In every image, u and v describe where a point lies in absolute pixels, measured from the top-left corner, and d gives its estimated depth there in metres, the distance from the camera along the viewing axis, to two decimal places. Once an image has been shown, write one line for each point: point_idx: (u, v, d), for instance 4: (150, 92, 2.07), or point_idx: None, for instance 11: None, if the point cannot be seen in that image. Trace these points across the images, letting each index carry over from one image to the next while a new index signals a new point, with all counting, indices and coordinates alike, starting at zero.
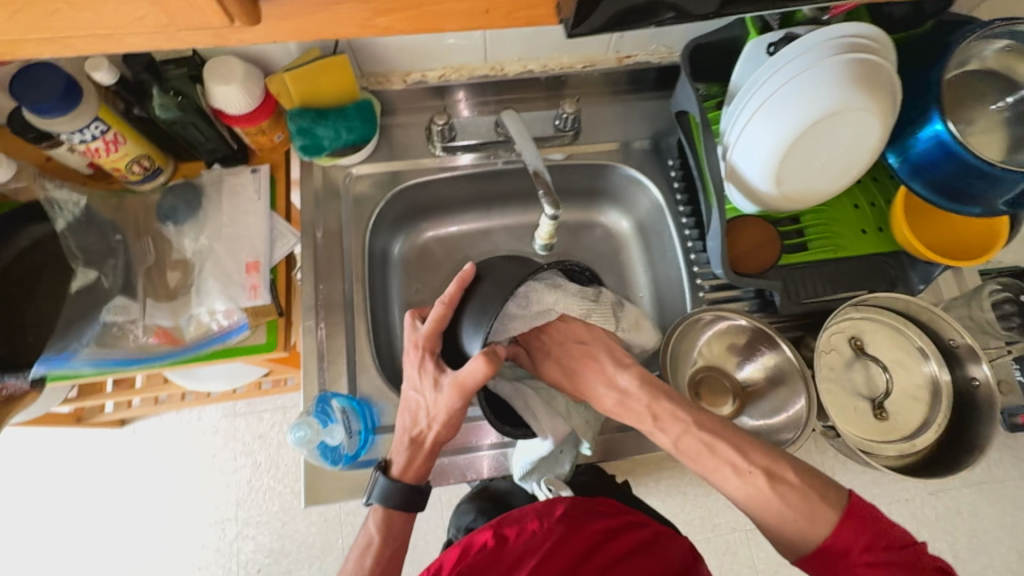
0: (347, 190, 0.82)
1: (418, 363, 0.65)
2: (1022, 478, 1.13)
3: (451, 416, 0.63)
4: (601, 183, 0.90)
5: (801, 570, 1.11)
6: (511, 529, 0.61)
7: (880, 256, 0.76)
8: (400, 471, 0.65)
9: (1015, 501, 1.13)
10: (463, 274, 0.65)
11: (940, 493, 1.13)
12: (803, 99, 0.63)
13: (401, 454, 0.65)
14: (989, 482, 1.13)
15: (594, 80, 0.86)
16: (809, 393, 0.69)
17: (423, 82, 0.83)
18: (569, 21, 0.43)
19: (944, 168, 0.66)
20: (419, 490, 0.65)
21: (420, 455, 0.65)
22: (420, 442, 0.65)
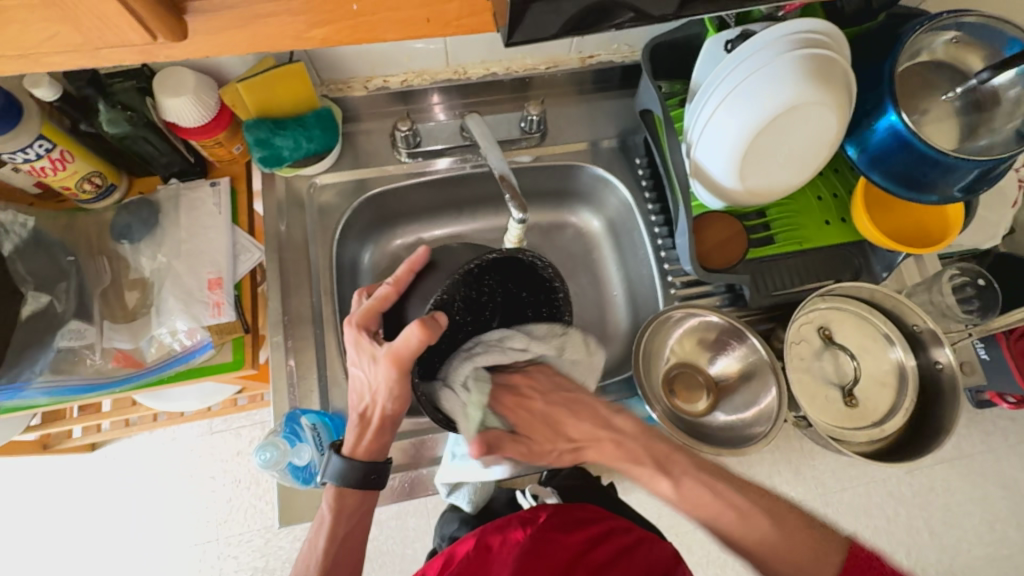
0: (312, 200, 0.80)
1: (356, 339, 0.60)
2: (990, 451, 1.17)
3: (391, 388, 0.59)
4: (571, 184, 0.90)
5: None
6: (493, 539, 0.62)
7: (844, 246, 0.78)
8: (352, 449, 0.64)
9: (985, 474, 1.16)
10: (413, 258, 0.61)
11: (915, 471, 1.16)
12: (761, 95, 0.64)
13: (351, 433, 0.63)
14: (961, 459, 1.17)
15: (559, 80, 0.86)
16: (780, 385, 0.71)
17: (386, 88, 0.81)
18: (505, 31, 0.42)
19: (901, 159, 0.68)
20: (377, 466, 0.64)
21: (369, 431, 0.63)
22: (367, 420, 0.63)
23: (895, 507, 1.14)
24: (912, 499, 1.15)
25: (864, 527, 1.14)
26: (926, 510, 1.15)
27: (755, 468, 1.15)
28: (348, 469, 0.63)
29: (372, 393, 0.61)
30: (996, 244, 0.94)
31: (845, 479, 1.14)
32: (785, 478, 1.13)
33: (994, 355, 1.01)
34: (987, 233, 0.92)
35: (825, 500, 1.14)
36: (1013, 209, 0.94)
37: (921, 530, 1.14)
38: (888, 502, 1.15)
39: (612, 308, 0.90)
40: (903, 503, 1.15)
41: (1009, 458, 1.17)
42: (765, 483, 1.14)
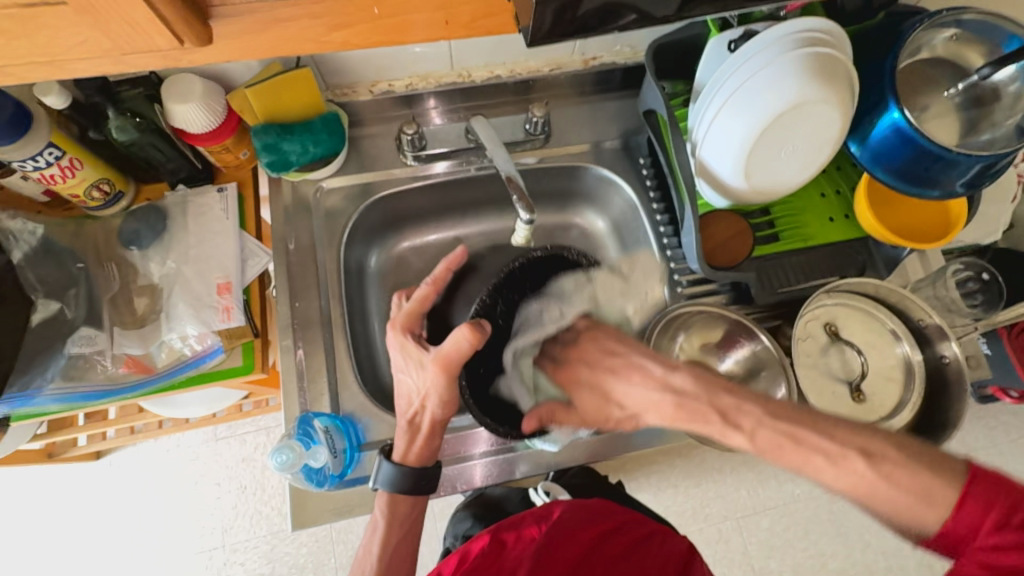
0: (319, 204, 0.81)
1: (401, 345, 0.68)
2: (994, 446, 1.18)
3: (438, 390, 0.64)
4: (575, 185, 0.90)
5: (794, 554, 1.13)
6: (509, 535, 0.62)
7: (848, 242, 0.78)
8: (403, 455, 0.66)
9: None
10: (453, 259, 0.73)
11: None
12: (766, 93, 0.64)
13: (401, 439, 0.66)
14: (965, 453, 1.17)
15: (562, 82, 0.86)
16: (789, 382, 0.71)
17: (390, 92, 0.82)
18: (530, 28, 0.42)
19: (903, 155, 0.68)
20: (427, 470, 0.66)
21: (420, 436, 0.66)
22: (416, 426, 0.66)
23: None
24: None
25: (871, 524, 1.15)
26: None
27: (761, 467, 1.15)
28: (403, 474, 0.65)
29: (422, 399, 0.65)
30: (996, 238, 0.95)
31: None
32: (791, 475, 1.13)
33: (997, 349, 1.02)
34: (988, 228, 0.92)
35: (831, 497, 1.14)
36: (1013, 203, 0.94)
37: None
38: None
39: None
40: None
41: (1013, 452, 1.17)
42: (771, 481, 1.14)
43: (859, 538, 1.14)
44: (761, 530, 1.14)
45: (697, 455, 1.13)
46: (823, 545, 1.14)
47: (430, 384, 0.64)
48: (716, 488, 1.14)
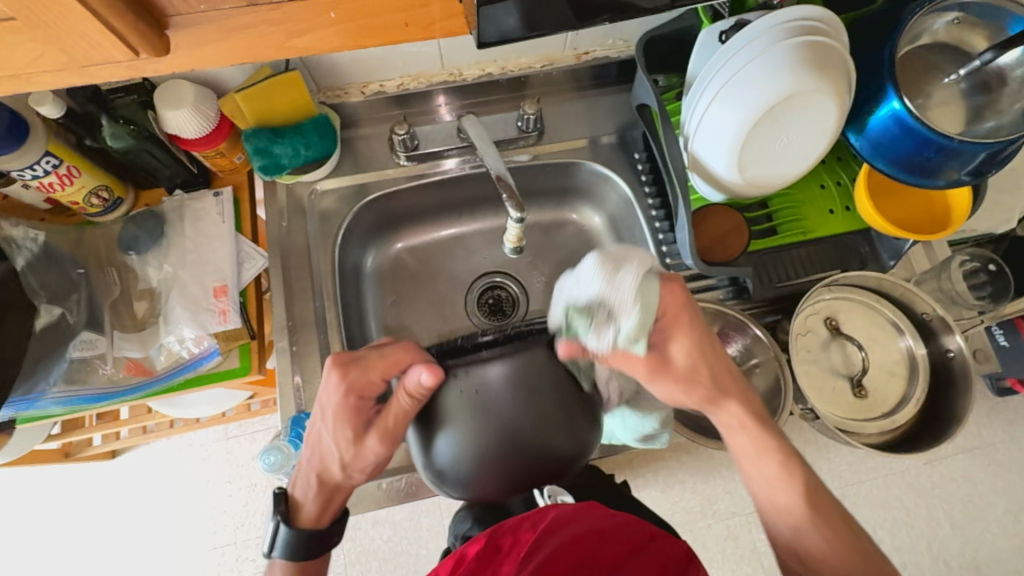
0: (314, 206, 0.81)
1: (348, 404, 0.59)
2: (1011, 440, 1.15)
3: (378, 460, 0.62)
4: (570, 182, 0.90)
5: None
6: (505, 540, 0.59)
7: (848, 235, 0.76)
8: (305, 520, 0.62)
9: (1007, 462, 1.14)
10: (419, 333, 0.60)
11: (934, 462, 1.13)
12: (757, 86, 0.63)
13: (310, 503, 0.62)
14: (982, 449, 1.14)
15: (556, 78, 0.85)
16: (783, 376, 0.71)
17: (382, 93, 0.82)
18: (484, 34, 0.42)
19: (904, 145, 0.67)
20: (327, 539, 0.62)
21: (332, 500, 0.63)
22: (328, 491, 0.62)
23: (915, 498, 1.12)
24: (932, 490, 1.13)
25: (884, 520, 1.12)
26: (947, 501, 1.13)
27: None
28: (298, 544, 0.60)
29: (350, 463, 0.61)
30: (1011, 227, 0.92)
31: (862, 470, 1.12)
32: None
33: (1012, 340, 0.99)
34: (1001, 217, 0.89)
35: (842, 493, 1.13)
36: None
37: (943, 522, 1.12)
38: (908, 494, 1.13)
39: None
40: (923, 495, 1.13)
41: None
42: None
43: (872, 534, 1.13)
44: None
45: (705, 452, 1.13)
46: None
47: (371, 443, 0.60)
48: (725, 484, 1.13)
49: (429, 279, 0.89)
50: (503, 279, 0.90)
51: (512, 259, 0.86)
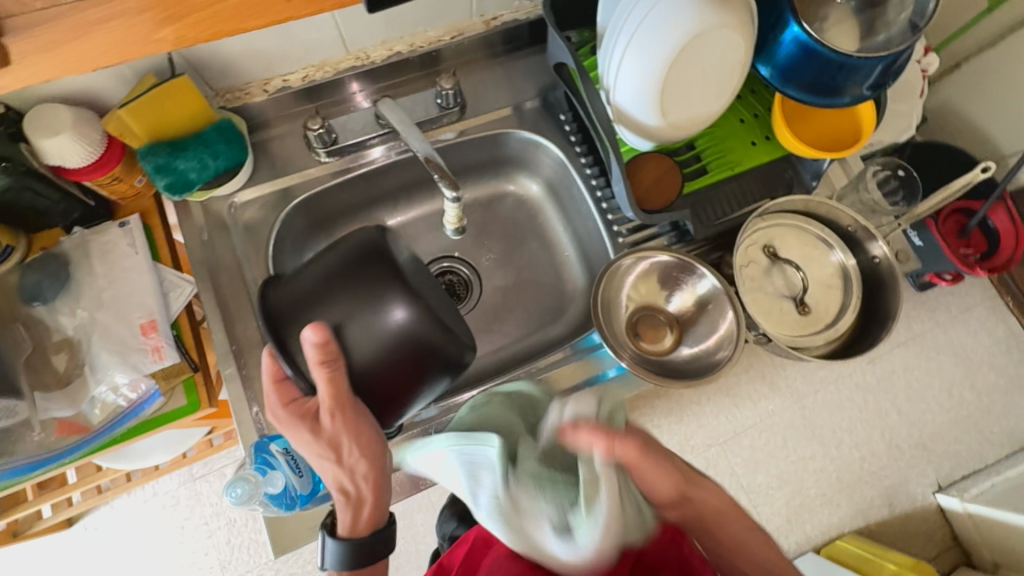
0: (236, 220, 0.75)
1: (287, 422, 0.58)
2: (935, 326, 1.27)
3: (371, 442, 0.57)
4: (501, 153, 0.88)
5: (781, 463, 1.20)
6: (496, 540, 0.60)
7: (771, 163, 0.81)
8: (350, 529, 0.62)
9: (935, 347, 1.26)
10: (272, 367, 0.58)
11: (877, 360, 1.24)
12: (666, 28, 0.64)
13: (344, 514, 0.61)
14: (913, 340, 1.26)
15: (467, 48, 0.82)
16: (735, 307, 0.73)
17: (287, 88, 0.77)
18: None
19: (809, 68, 0.70)
20: (380, 535, 0.62)
21: (364, 510, 0.62)
22: (355, 496, 0.61)
23: (865, 395, 1.23)
24: (877, 384, 1.24)
25: (841, 421, 1.22)
26: (891, 392, 1.24)
27: (734, 391, 1.21)
28: (352, 550, 0.60)
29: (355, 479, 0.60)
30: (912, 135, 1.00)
31: (815, 380, 1.21)
32: (763, 392, 1.20)
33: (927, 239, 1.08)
34: (902, 125, 0.97)
35: (801, 405, 1.21)
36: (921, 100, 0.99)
37: (891, 411, 1.23)
38: (858, 392, 1.23)
39: (567, 268, 0.91)
40: (871, 391, 1.23)
41: (953, 329, 1.27)
42: (746, 402, 1.20)
43: (834, 437, 1.22)
44: (743, 449, 1.19)
45: (675, 392, 1.18)
46: (802, 450, 1.21)
47: (348, 445, 0.57)
48: (697, 420, 1.19)
49: None
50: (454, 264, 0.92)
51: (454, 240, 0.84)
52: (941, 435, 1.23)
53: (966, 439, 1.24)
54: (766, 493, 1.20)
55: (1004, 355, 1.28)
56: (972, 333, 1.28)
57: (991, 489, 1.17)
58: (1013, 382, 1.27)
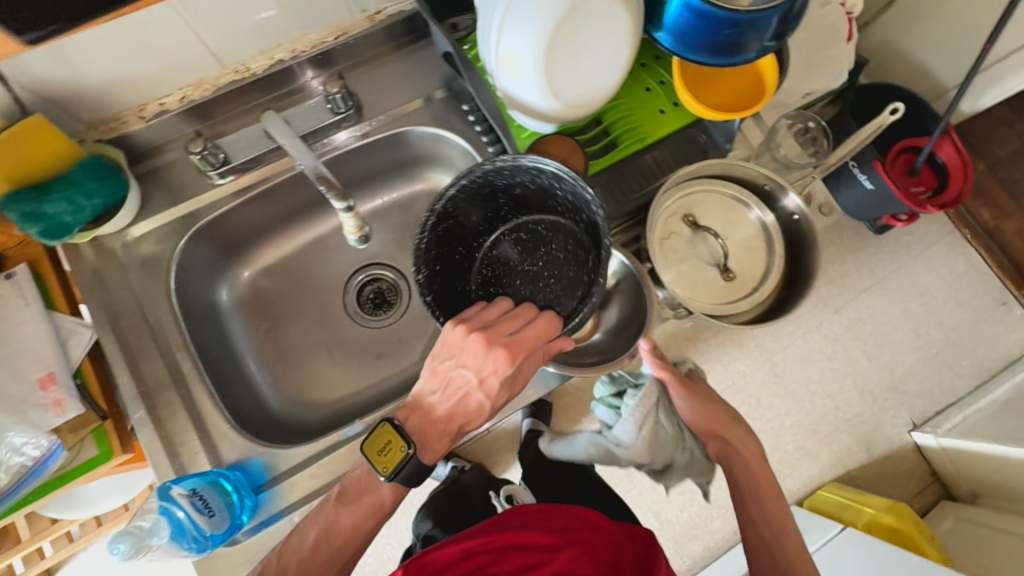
0: (131, 256, 0.73)
1: (474, 343, 0.61)
2: (902, 266, 1.22)
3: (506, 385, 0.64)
4: (411, 152, 0.85)
5: (756, 424, 1.16)
6: (474, 541, 0.56)
7: (684, 130, 0.80)
8: (428, 455, 0.64)
9: (902, 288, 1.21)
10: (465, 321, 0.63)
11: (843, 308, 1.20)
12: (538, 5, 0.61)
13: (438, 443, 0.65)
14: (875, 285, 1.21)
15: (355, 47, 0.79)
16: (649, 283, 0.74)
17: (165, 111, 0.73)
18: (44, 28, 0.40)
19: (704, 31, 0.67)
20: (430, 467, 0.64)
21: (444, 438, 0.65)
22: (459, 425, 0.65)
23: (832, 345, 1.19)
24: (846, 334, 1.20)
25: (812, 373, 1.18)
26: (860, 339, 1.20)
27: (705, 356, 1.17)
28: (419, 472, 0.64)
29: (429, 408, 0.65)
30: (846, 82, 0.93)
31: (782, 335, 1.18)
32: (733, 354, 1.17)
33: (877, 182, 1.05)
34: (837, 71, 0.90)
35: (772, 362, 1.19)
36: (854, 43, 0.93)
37: (861, 358, 1.19)
38: (826, 343, 1.20)
39: None
40: (839, 340, 1.20)
41: (920, 268, 1.22)
42: (716, 366, 1.17)
43: (806, 390, 1.18)
44: None
45: None
46: (776, 407, 1.17)
47: (521, 374, 0.64)
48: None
49: (303, 293, 0.85)
50: (380, 269, 0.88)
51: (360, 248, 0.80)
52: (913, 374, 1.19)
53: (937, 375, 1.19)
54: None
55: (976, 288, 1.21)
56: (934, 271, 1.22)
57: (963, 422, 1.13)
58: (979, 315, 1.21)
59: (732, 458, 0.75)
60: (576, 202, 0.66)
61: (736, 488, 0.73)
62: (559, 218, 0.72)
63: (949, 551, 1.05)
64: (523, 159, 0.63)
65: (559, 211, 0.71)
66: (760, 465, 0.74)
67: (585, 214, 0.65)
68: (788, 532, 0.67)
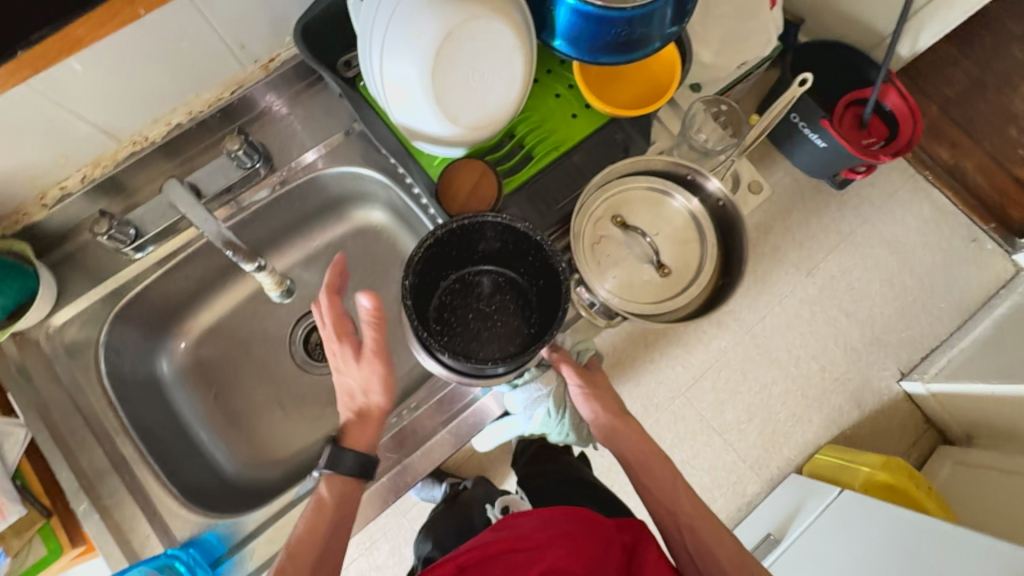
0: (57, 346, 0.72)
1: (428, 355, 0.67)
2: (869, 216, 1.17)
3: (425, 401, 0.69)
4: (335, 191, 0.84)
5: (744, 400, 1.12)
6: (466, 554, 0.53)
7: (599, 131, 0.77)
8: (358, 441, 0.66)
9: (875, 239, 1.17)
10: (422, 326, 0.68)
11: (815, 270, 1.16)
12: (412, 35, 0.60)
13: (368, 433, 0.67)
14: (843, 242, 1.16)
15: (253, 99, 0.77)
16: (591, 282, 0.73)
17: (68, 195, 0.72)
18: None
19: (596, 34, 0.64)
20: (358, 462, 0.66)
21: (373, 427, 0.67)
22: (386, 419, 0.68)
23: (810, 309, 1.15)
24: (821, 295, 1.15)
25: (793, 339, 1.14)
26: (835, 297, 1.15)
27: (683, 338, 1.14)
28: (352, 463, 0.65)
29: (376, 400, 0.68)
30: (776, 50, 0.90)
31: (756, 306, 1.14)
32: (711, 331, 1.13)
33: (827, 140, 1.01)
34: (761, 40, 0.87)
35: (753, 334, 1.14)
36: (778, 8, 0.89)
37: (839, 316, 1.15)
38: (802, 308, 1.15)
39: None
40: (816, 303, 1.15)
41: (888, 215, 1.18)
42: (697, 346, 1.13)
43: (789, 356, 1.13)
44: (706, 394, 1.12)
45: (622, 361, 1.11)
46: (762, 378, 1.13)
47: None
48: (653, 379, 1.12)
49: (244, 351, 0.83)
50: None
51: (283, 298, 0.82)
52: (893, 325, 1.14)
53: (916, 323, 1.14)
54: (738, 430, 1.12)
55: (949, 227, 1.17)
56: (899, 219, 1.18)
57: (948, 366, 1.09)
58: (949, 257, 1.16)
59: (618, 438, 0.74)
60: (544, 269, 0.68)
61: (628, 463, 0.73)
62: (519, 276, 0.73)
63: (954, 503, 0.99)
64: (514, 223, 0.64)
65: (520, 271, 0.72)
66: (642, 439, 0.73)
67: (539, 255, 0.66)
68: (681, 492, 0.69)
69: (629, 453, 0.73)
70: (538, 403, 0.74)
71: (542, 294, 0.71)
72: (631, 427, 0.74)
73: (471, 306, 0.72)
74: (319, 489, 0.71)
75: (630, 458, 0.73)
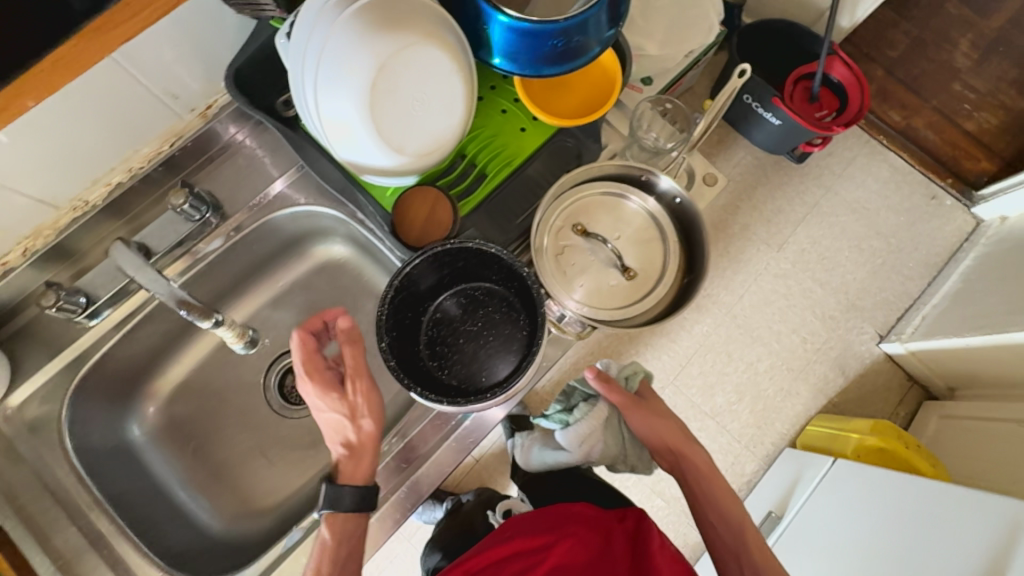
0: (18, 426, 0.70)
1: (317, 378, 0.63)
2: (832, 185, 1.19)
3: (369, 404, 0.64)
4: (292, 231, 0.83)
5: (733, 381, 1.13)
6: (472, 558, 0.54)
7: (549, 144, 0.76)
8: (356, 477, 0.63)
9: (840, 206, 1.19)
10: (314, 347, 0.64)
11: (786, 244, 1.17)
12: (344, 71, 0.59)
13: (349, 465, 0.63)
14: (810, 214, 1.18)
15: (194, 148, 0.76)
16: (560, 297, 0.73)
17: (10, 270, 0.69)
18: None
19: (533, 49, 0.64)
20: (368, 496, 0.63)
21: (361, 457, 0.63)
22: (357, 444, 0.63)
23: (786, 283, 1.16)
24: (795, 269, 1.17)
25: (773, 315, 1.15)
26: (809, 269, 1.17)
27: (666, 327, 1.15)
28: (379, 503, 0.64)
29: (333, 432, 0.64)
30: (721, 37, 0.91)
31: (733, 287, 1.15)
32: (692, 317, 1.14)
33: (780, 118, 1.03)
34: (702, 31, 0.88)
35: (732, 315, 1.15)
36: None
37: (814, 287, 1.16)
38: (778, 282, 1.16)
39: None
40: (791, 277, 1.16)
41: (850, 181, 1.20)
42: (680, 333, 1.14)
43: (771, 332, 1.14)
44: (694, 379, 1.13)
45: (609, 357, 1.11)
46: (748, 357, 1.14)
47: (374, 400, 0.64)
48: None
49: (219, 403, 0.81)
50: None
51: (247, 349, 0.80)
52: (866, 290, 1.16)
53: (888, 285, 1.16)
54: (729, 411, 1.13)
55: (909, 187, 1.20)
56: (860, 184, 1.20)
57: (924, 323, 1.11)
58: (913, 216, 1.19)
59: (686, 465, 0.72)
60: (512, 270, 0.66)
61: (689, 490, 0.71)
62: (494, 284, 0.70)
63: (943, 455, 1.02)
64: (464, 243, 0.64)
65: (494, 278, 0.69)
66: (712, 473, 0.71)
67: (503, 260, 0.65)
68: (749, 531, 0.67)
69: (698, 486, 0.71)
70: (587, 438, 0.72)
71: (524, 292, 0.68)
72: (703, 459, 0.72)
73: (458, 331, 0.70)
74: (307, 538, 0.69)
75: (693, 489, 0.71)
